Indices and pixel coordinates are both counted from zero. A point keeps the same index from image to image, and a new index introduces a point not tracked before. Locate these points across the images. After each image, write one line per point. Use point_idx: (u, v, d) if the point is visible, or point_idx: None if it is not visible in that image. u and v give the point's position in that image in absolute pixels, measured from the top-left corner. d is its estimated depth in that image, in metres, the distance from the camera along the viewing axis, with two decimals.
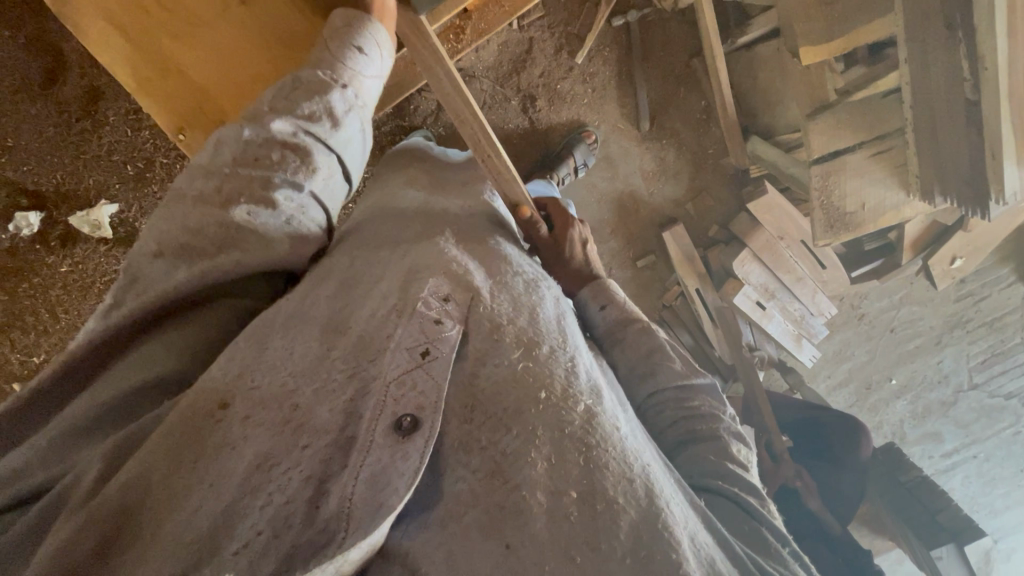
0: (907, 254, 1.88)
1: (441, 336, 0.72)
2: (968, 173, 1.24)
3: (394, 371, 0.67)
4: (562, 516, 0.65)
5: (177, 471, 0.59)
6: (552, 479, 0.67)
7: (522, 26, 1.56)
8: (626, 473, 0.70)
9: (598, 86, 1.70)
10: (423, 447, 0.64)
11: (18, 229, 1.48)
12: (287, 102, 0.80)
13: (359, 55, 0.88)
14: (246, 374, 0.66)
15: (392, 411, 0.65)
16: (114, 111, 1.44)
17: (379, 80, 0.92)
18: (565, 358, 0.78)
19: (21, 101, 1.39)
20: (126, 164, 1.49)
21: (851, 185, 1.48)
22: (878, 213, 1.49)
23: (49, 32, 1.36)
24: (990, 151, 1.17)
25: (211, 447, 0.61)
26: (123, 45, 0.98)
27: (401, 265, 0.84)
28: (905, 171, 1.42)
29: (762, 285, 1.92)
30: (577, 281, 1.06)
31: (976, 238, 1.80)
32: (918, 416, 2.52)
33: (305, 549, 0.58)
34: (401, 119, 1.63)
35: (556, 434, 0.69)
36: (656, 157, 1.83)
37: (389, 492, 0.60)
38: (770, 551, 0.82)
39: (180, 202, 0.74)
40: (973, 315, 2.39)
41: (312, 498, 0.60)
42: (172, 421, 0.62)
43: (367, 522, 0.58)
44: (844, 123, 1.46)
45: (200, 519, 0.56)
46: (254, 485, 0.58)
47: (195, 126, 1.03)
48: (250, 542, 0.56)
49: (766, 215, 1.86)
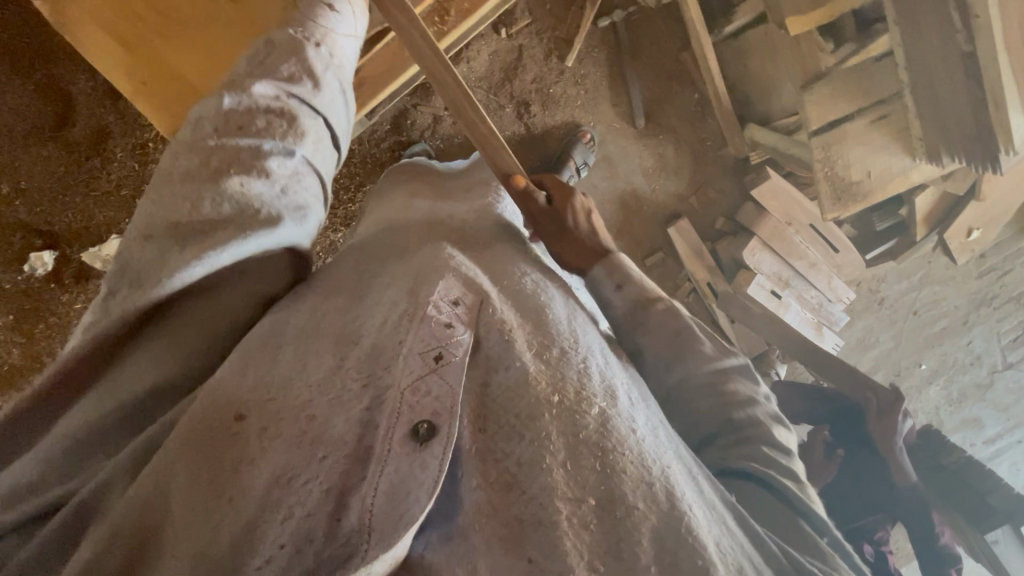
0: (921, 230, 1.84)
1: (453, 340, 0.73)
2: (973, 128, 1.22)
3: (407, 378, 0.69)
4: (583, 527, 0.65)
5: (198, 485, 0.61)
6: (571, 486, 0.68)
7: (510, 33, 1.59)
8: (644, 477, 0.71)
9: (590, 88, 1.71)
10: (441, 455, 0.64)
11: (32, 269, 1.51)
12: (267, 65, 0.81)
13: (330, 13, 0.89)
14: (266, 391, 0.68)
15: (406, 420, 0.66)
16: (122, 147, 1.49)
17: (354, 39, 0.93)
18: (577, 359, 0.81)
19: (33, 143, 1.43)
20: (133, 198, 1.53)
21: (853, 154, 1.45)
22: (885, 181, 1.47)
23: (57, 76, 1.41)
24: (992, 100, 1.15)
25: (229, 463, 0.63)
26: (121, 53, 1.02)
27: (409, 267, 0.88)
28: (907, 135, 1.41)
29: (775, 274, 1.89)
30: (587, 258, 1.05)
31: (991, 208, 1.74)
32: (954, 402, 2.46)
33: (328, 564, 0.60)
34: (399, 133, 1.65)
35: (570, 439, 0.71)
36: (655, 154, 1.83)
37: (409, 503, 0.61)
38: (808, 542, 0.81)
39: (169, 180, 0.73)
40: (998, 291, 2.32)
41: (333, 511, 0.62)
42: (185, 430, 0.64)
43: (389, 533, 0.60)
44: (836, 92, 1.44)
45: (223, 535, 0.59)
46: (274, 500, 0.61)
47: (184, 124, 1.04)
48: (274, 556, 0.59)
49: (771, 201, 1.83)
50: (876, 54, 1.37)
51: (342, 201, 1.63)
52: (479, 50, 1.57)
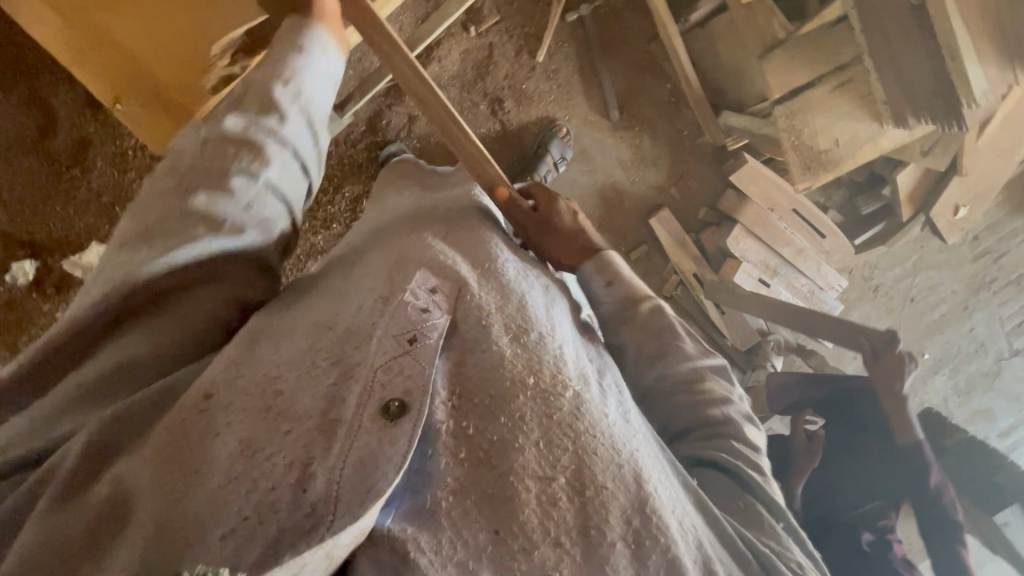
0: (906, 209, 1.82)
1: (428, 323, 0.76)
2: (933, 88, 1.23)
3: (382, 358, 0.70)
4: (552, 504, 0.68)
5: (166, 459, 0.62)
6: (541, 465, 0.70)
7: (480, 32, 1.61)
8: (615, 459, 0.73)
9: (563, 82, 1.73)
10: (411, 431, 0.65)
11: (14, 279, 1.52)
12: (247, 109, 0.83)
13: (301, 55, 0.87)
14: (236, 368, 0.70)
15: (379, 397, 0.67)
16: (102, 156, 1.52)
17: (328, 80, 0.91)
18: (553, 347, 0.82)
19: (16, 154, 1.47)
20: (113, 205, 1.55)
21: (819, 123, 1.47)
22: (854, 149, 1.48)
23: (40, 90, 1.45)
24: (948, 53, 1.16)
25: (196, 436, 0.64)
26: (54, 22, 0.96)
27: (389, 254, 0.89)
28: (871, 100, 1.42)
29: (762, 262, 1.87)
30: (577, 255, 1.05)
31: (977, 182, 1.72)
32: (962, 392, 2.38)
33: (291, 533, 0.59)
34: (374, 135, 1.67)
35: (543, 420, 0.73)
36: (633, 146, 1.84)
37: (377, 477, 0.62)
38: (764, 527, 0.84)
39: (146, 201, 0.77)
40: (996, 274, 2.27)
41: (298, 482, 0.61)
42: (163, 419, 0.66)
43: (355, 505, 0.60)
44: (797, 57, 1.44)
45: (188, 506, 0.59)
46: (238, 471, 0.61)
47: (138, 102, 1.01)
48: (237, 526, 0.58)
49: (751, 186, 1.81)
50: (832, 19, 1.39)
51: (321, 202, 1.64)
52: (450, 49, 1.60)
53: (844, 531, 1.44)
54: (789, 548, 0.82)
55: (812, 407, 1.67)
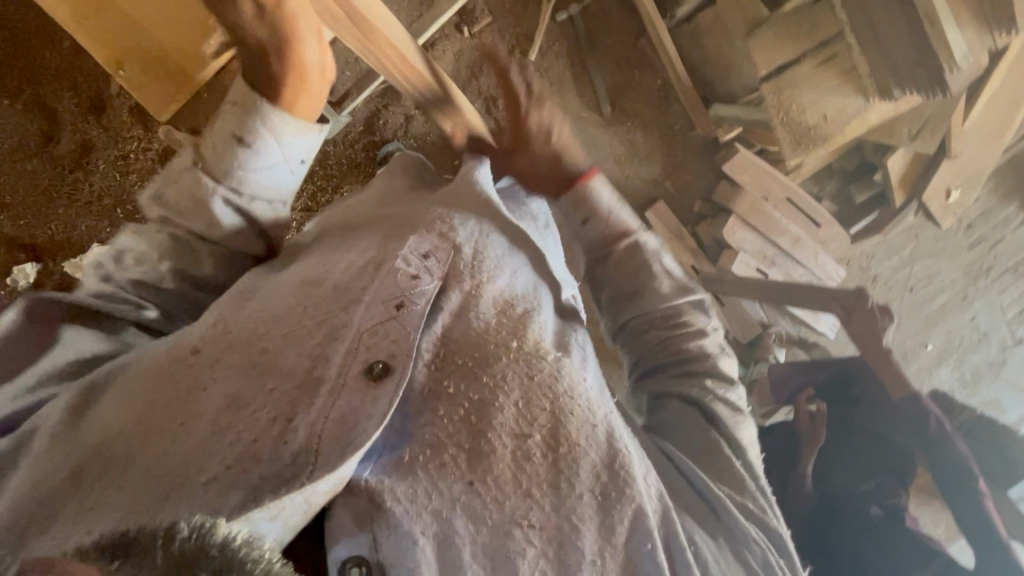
0: (898, 194, 1.85)
1: (416, 289, 0.75)
2: (916, 56, 1.27)
3: (367, 322, 0.70)
4: (525, 458, 0.69)
5: (153, 411, 0.63)
6: (518, 422, 0.71)
7: (473, 32, 1.66)
8: (589, 419, 0.75)
9: (554, 79, 1.77)
10: (393, 392, 0.66)
11: (14, 282, 1.52)
12: (224, 145, 0.76)
13: (247, 149, 0.75)
14: (223, 326, 0.71)
15: (363, 358, 0.68)
16: (104, 158, 1.53)
17: (288, 166, 0.80)
18: (536, 316, 0.84)
19: (21, 159, 1.50)
20: (115, 207, 1.56)
21: (806, 98, 1.48)
22: (843, 122, 1.48)
23: (44, 96, 1.49)
24: (926, 17, 1.21)
25: (183, 389, 0.65)
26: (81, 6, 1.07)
27: (382, 223, 0.87)
28: (856, 74, 1.44)
29: (759, 252, 1.89)
30: (559, 185, 1.04)
31: (965, 164, 1.75)
32: (969, 383, 2.36)
33: (272, 481, 0.59)
34: (372, 134, 1.70)
35: (525, 380, 0.73)
36: (625, 140, 1.87)
37: (356, 433, 0.62)
38: (718, 460, 0.90)
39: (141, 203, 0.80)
40: (994, 262, 2.28)
41: (279, 434, 0.62)
42: (148, 371, 0.67)
43: (335, 457, 0.61)
44: (782, 36, 1.50)
45: (173, 453, 0.60)
46: (224, 424, 0.62)
47: (139, 67, 1.11)
48: (219, 475, 0.58)
49: (743, 175, 1.83)
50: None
51: (317, 200, 1.66)
52: (444, 50, 1.65)
53: (848, 509, 1.46)
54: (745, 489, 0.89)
55: (812, 387, 1.69)
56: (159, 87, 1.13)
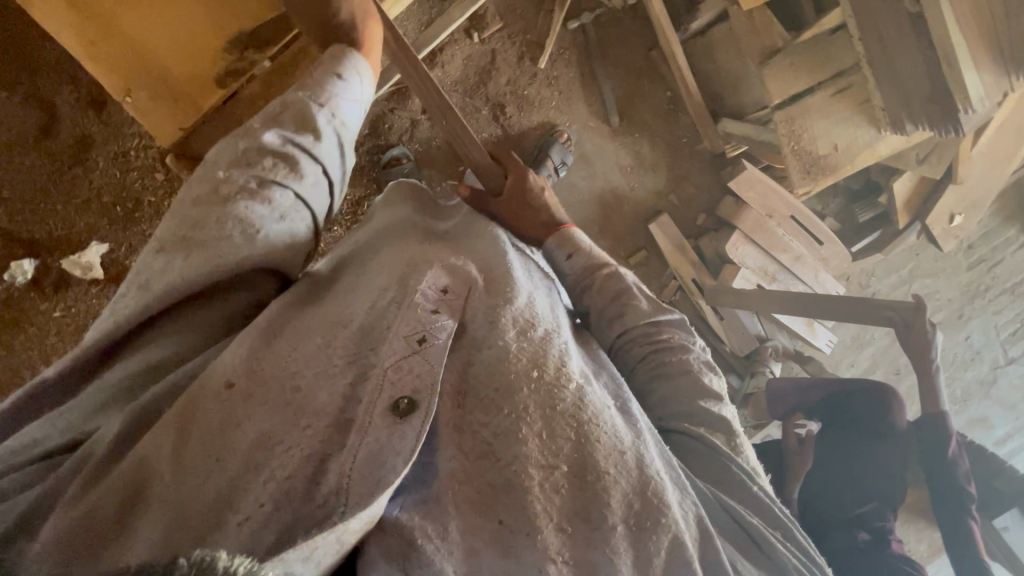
0: (901, 218, 1.85)
1: (436, 324, 0.76)
2: (931, 92, 1.24)
3: (391, 357, 0.72)
4: (554, 490, 0.70)
5: (187, 446, 0.63)
6: (544, 454, 0.71)
7: (483, 38, 1.63)
8: (616, 446, 0.75)
9: (564, 88, 1.75)
10: (421, 426, 0.67)
11: (13, 277, 1.52)
12: (320, 73, 0.92)
13: (339, 81, 0.93)
14: (257, 360, 0.69)
15: (388, 394, 0.69)
16: (104, 155, 1.51)
17: (359, 104, 0.96)
18: (558, 341, 0.83)
19: (18, 153, 1.46)
20: (114, 205, 1.54)
21: (818, 127, 1.51)
22: (853, 154, 1.53)
23: (41, 89, 1.44)
24: (946, 60, 1.17)
25: (216, 423, 0.64)
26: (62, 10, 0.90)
27: (398, 256, 0.87)
28: (869, 106, 1.47)
29: (761, 267, 1.89)
30: (541, 229, 1.07)
31: (972, 192, 1.73)
32: (959, 400, 2.39)
33: (305, 521, 0.61)
34: (376, 138, 1.68)
35: (547, 411, 0.74)
36: (633, 152, 1.86)
37: (386, 469, 0.63)
38: (731, 482, 0.85)
39: (183, 206, 0.80)
40: (991, 283, 2.29)
41: (312, 475, 0.63)
42: (179, 405, 0.65)
43: (366, 496, 0.62)
44: (796, 64, 1.48)
45: (209, 490, 0.60)
46: (257, 463, 0.62)
47: (149, 96, 0.98)
48: (254, 513, 0.60)
49: (749, 192, 1.83)
50: (827, 28, 1.42)
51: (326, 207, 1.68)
52: (452, 53, 1.61)
53: (837, 528, 1.49)
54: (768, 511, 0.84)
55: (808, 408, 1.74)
56: (168, 112, 1.00)
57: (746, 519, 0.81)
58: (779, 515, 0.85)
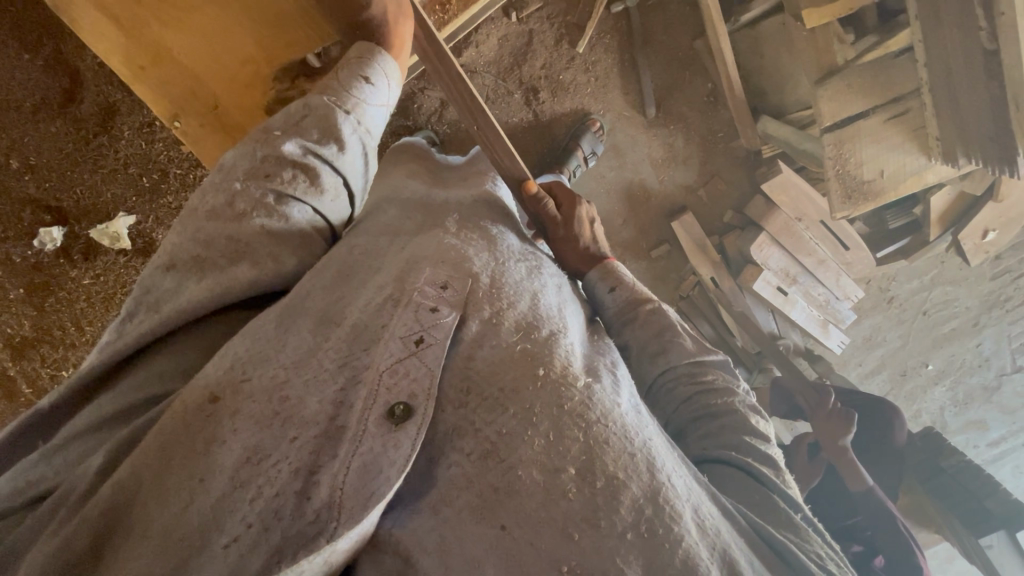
0: (934, 229, 1.81)
1: (436, 324, 0.74)
2: (991, 130, 1.25)
3: (387, 360, 0.69)
4: (559, 494, 0.66)
5: (168, 465, 0.61)
6: (550, 457, 0.68)
7: (521, 17, 1.56)
8: (627, 448, 0.72)
9: (600, 74, 1.69)
10: (415, 436, 0.65)
11: (42, 244, 1.53)
12: (343, 75, 0.89)
13: (366, 85, 0.90)
14: (240, 370, 0.67)
15: (383, 400, 0.66)
16: (129, 125, 1.47)
17: (385, 109, 0.94)
18: (564, 341, 0.81)
19: (42, 119, 1.42)
20: (141, 176, 1.53)
21: (867, 153, 1.48)
22: (898, 180, 1.50)
23: (64, 53, 1.38)
24: (1013, 102, 1.18)
25: (200, 443, 0.62)
26: (116, 34, 1.02)
27: (400, 256, 0.85)
28: (923, 133, 1.44)
29: (783, 270, 1.87)
30: (586, 262, 1.09)
31: (1008, 208, 1.71)
32: (959, 404, 2.45)
33: (296, 539, 0.59)
34: (404, 118, 1.64)
35: (555, 410, 0.71)
36: (665, 143, 1.81)
37: (379, 481, 0.62)
38: (777, 515, 0.83)
39: (196, 216, 0.79)
40: (1013, 293, 2.26)
41: (302, 489, 0.61)
42: (161, 424, 0.63)
43: (359, 510, 0.60)
44: (854, 87, 1.45)
45: (191, 515, 0.58)
46: (243, 479, 0.60)
47: (198, 121, 1.09)
48: (241, 535, 0.58)
49: (780, 196, 1.81)
50: (895, 50, 1.41)
51: None
52: (488, 34, 1.54)
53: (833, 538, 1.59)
54: (808, 540, 0.81)
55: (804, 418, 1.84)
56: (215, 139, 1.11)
57: (779, 541, 0.77)
58: (819, 545, 0.82)
